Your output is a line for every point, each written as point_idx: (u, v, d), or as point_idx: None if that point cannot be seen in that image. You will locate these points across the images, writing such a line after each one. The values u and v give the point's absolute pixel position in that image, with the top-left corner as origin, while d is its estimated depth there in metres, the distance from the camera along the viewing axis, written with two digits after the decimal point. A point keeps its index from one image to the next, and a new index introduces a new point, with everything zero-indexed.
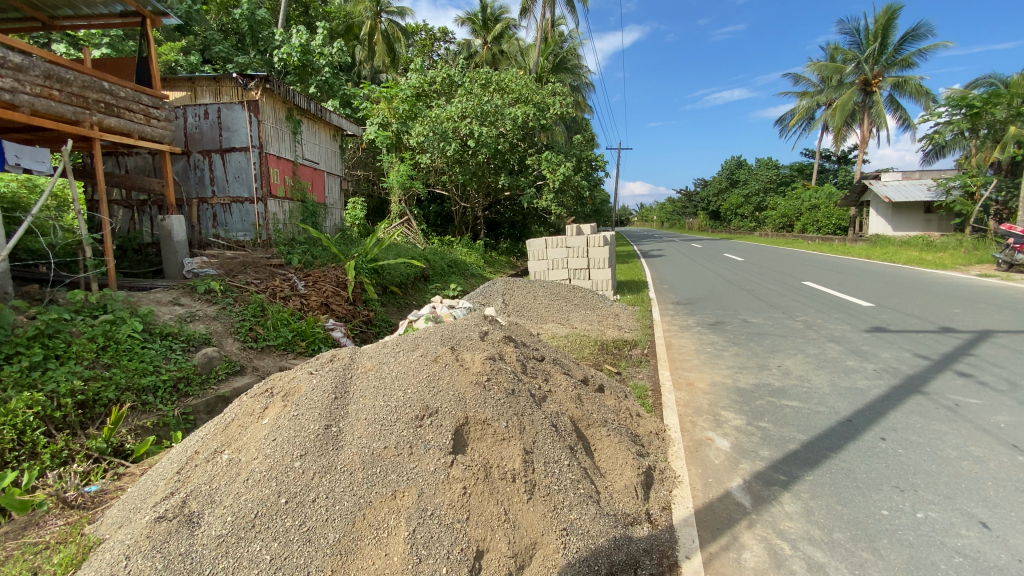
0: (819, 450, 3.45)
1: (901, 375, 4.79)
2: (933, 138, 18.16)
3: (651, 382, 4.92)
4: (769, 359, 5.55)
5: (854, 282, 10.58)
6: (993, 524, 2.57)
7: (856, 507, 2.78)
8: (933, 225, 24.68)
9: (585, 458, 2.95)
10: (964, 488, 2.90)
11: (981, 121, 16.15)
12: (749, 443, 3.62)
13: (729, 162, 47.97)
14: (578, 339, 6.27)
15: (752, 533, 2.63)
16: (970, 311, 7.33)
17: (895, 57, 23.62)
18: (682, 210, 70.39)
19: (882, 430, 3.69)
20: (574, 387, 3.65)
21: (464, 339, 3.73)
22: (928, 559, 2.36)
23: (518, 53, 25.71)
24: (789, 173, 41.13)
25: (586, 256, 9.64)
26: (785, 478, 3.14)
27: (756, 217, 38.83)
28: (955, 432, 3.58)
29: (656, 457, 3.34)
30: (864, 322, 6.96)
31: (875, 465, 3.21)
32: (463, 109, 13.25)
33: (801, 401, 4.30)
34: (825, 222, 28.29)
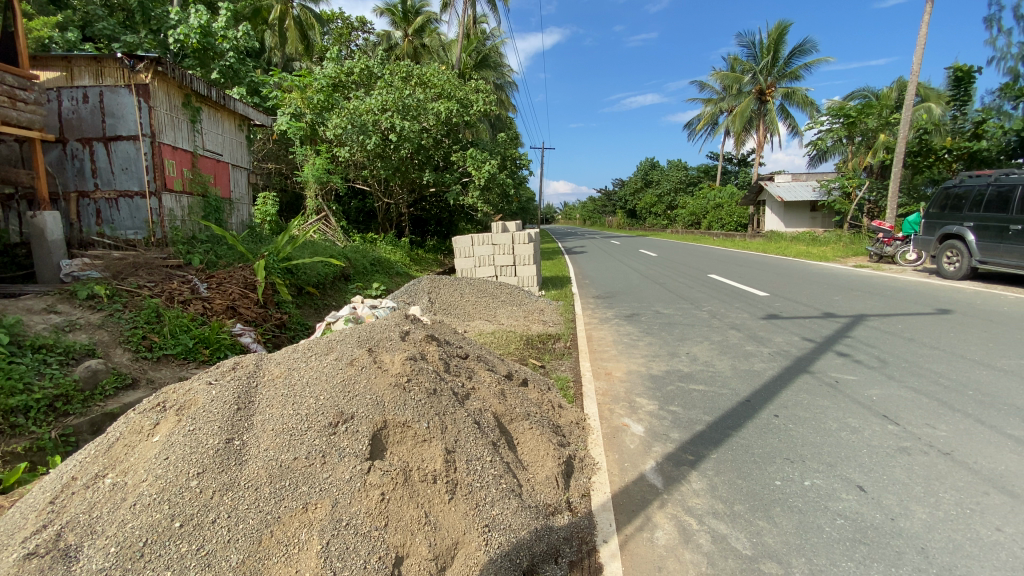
0: (723, 430, 3.72)
1: (791, 357, 5.30)
2: (817, 144, 20.32)
3: (572, 373, 5.06)
4: (679, 347, 5.92)
5: (754, 275, 11.57)
6: (868, 487, 2.91)
7: (754, 480, 3.03)
8: (818, 222, 27.69)
9: (507, 453, 2.95)
10: (843, 456, 3.26)
11: (856, 129, 18.26)
12: (661, 426, 3.83)
13: (644, 163, 50.64)
14: (503, 335, 6.29)
15: (664, 512, 2.78)
16: (849, 298, 8.27)
17: (785, 70, 26.10)
18: (601, 209, 73.35)
19: (775, 407, 4.07)
20: (497, 383, 3.65)
21: (383, 339, 3.60)
22: (815, 523, 2.62)
23: (440, 48, 25.37)
24: (697, 174, 44.19)
25: (512, 253, 9.71)
26: (692, 457, 3.36)
27: (668, 215, 41.32)
28: (836, 406, 4.02)
29: (577, 445, 3.44)
30: (761, 310, 7.65)
31: (769, 440, 3.52)
32: (383, 102, 12.84)
33: (707, 385, 4.64)
34: (728, 220, 30.71)
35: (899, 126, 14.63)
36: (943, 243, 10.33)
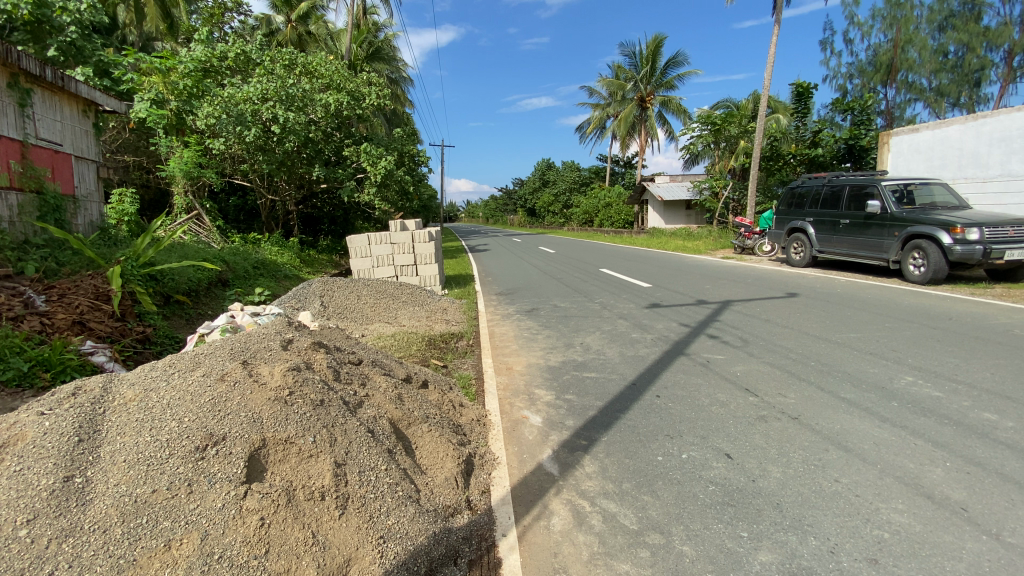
0: (612, 413, 3.96)
1: (671, 342, 5.79)
2: (690, 148, 22.45)
3: (474, 371, 5.07)
4: (575, 338, 6.20)
5: (640, 267, 12.51)
6: (734, 454, 3.27)
7: (640, 458, 3.26)
8: (693, 219, 30.65)
9: (404, 459, 2.86)
10: (714, 428, 3.62)
11: (721, 135, 20.47)
12: (557, 415, 3.98)
13: (541, 162, 52.24)
14: (404, 337, 6.12)
15: (560, 498, 2.88)
16: (719, 285, 9.24)
17: (661, 79, 28.46)
18: (503, 207, 74.63)
19: (657, 389, 4.42)
20: (394, 388, 3.53)
21: (261, 351, 3.32)
22: (691, 492, 2.88)
23: (328, 37, 24.00)
24: (590, 174, 46.67)
25: (412, 252, 9.49)
26: (586, 442, 3.53)
27: (565, 212, 43.15)
28: (708, 383, 4.47)
29: (477, 443, 3.45)
30: (645, 299, 8.28)
31: (652, 419, 3.82)
32: (263, 91, 11.82)
33: (598, 371, 4.92)
34: (616, 217, 32.57)
35: (756, 133, 16.63)
36: (791, 236, 11.92)
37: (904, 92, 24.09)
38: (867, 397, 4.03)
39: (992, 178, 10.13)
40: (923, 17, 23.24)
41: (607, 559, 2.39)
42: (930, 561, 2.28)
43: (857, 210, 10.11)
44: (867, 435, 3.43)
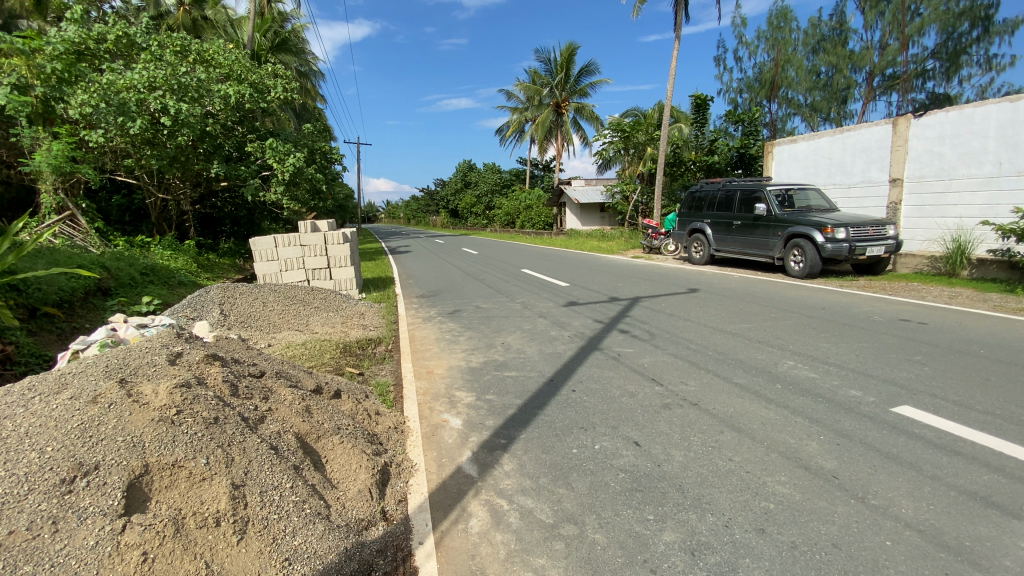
0: (531, 410, 4.04)
1: (587, 338, 6.01)
2: (602, 154, 23.49)
3: (392, 376, 4.93)
4: (495, 338, 6.25)
5: (557, 267, 12.88)
6: (642, 441, 3.46)
7: (556, 452, 3.35)
8: (607, 220, 32.12)
9: (312, 474, 2.71)
10: (624, 418, 3.81)
11: (631, 142, 21.65)
12: (477, 416, 3.98)
13: (462, 163, 52.04)
14: (316, 345, 5.81)
15: (478, 500, 2.89)
16: (631, 283, 9.74)
17: (576, 86, 29.49)
18: (424, 208, 73.45)
19: (574, 383, 4.57)
20: (301, 400, 3.34)
21: (143, 367, 3.00)
22: (603, 481, 3.01)
23: (227, 24, 22.18)
24: (510, 176, 47.25)
25: (325, 254, 9.03)
26: (504, 441, 3.56)
27: (486, 214, 43.33)
28: (621, 376, 4.70)
29: (394, 451, 3.35)
30: (563, 298, 8.53)
31: (568, 413, 3.94)
32: (150, 78, 10.67)
33: (518, 370, 4.99)
34: (536, 219, 32.90)
35: (661, 141, 17.77)
36: (692, 236, 12.87)
37: (785, 106, 26.96)
38: (756, 381, 4.46)
39: (855, 183, 11.53)
40: (799, 40, 26.12)
41: (523, 555, 2.43)
42: (808, 525, 2.56)
43: (747, 213, 11.14)
44: (756, 416, 3.78)
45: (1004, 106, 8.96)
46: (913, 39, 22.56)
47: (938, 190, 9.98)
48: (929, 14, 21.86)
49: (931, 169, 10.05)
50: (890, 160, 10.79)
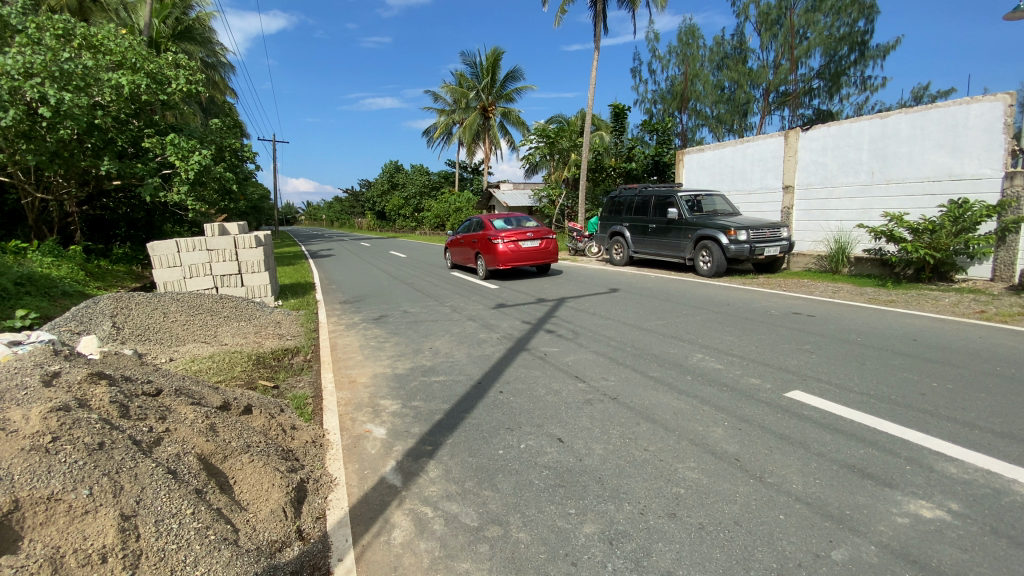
0: (457, 414, 4.02)
1: (514, 339, 6.08)
2: (529, 158, 23.90)
3: (311, 388, 4.69)
4: (423, 343, 6.15)
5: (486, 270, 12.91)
6: (565, 437, 3.57)
7: (481, 455, 3.36)
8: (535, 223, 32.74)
9: (219, 497, 2.53)
10: (549, 416, 3.91)
11: (556, 147, 22.23)
12: (403, 424, 3.90)
13: (388, 164, 50.72)
14: (225, 358, 5.41)
15: (402, 509, 2.83)
16: (556, 285, 10.00)
17: (502, 91, 29.80)
18: (349, 210, 70.78)
19: (501, 385, 4.61)
20: (205, 418, 3.10)
21: (10, 392, 2.64)
22: (528, 479, 3.07)
23: (120, 7, 20.08)
24: (438, 178, 46.72)
25: (235, 259, 8.47)
26: (430, 447, 3.52)
27: (415, 217, 42.57)
28: (546, 375, 4.81)
29: (311, 466, 3.21)
30: (492, 300, 8.58)
31: (495, 414, 3.98)
32: (24, 64, 9.44)
33: (445, 374, 4.94)
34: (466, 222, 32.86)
35: (583, 147, 18.40)
36: (612, 238, 13.45)
37: (695, 117, 28.91)
38: (669, 373, 4.75)
39: (754, 190, 12.64)
40: (706, 56, 28.12)
41: (447, 561, 2.41)
42: (713, 506, 2.77)
43: (661, 216, 11.85)
44: (669, 407, 4.03)
45: (874, 122, 10.14)
46: (802, 60, 25.05)
47: (822, 197, 11.16)
48: (815, 38, 24.36)
49: (817, 177, 11.23)
50: (783, 168, 11.93)
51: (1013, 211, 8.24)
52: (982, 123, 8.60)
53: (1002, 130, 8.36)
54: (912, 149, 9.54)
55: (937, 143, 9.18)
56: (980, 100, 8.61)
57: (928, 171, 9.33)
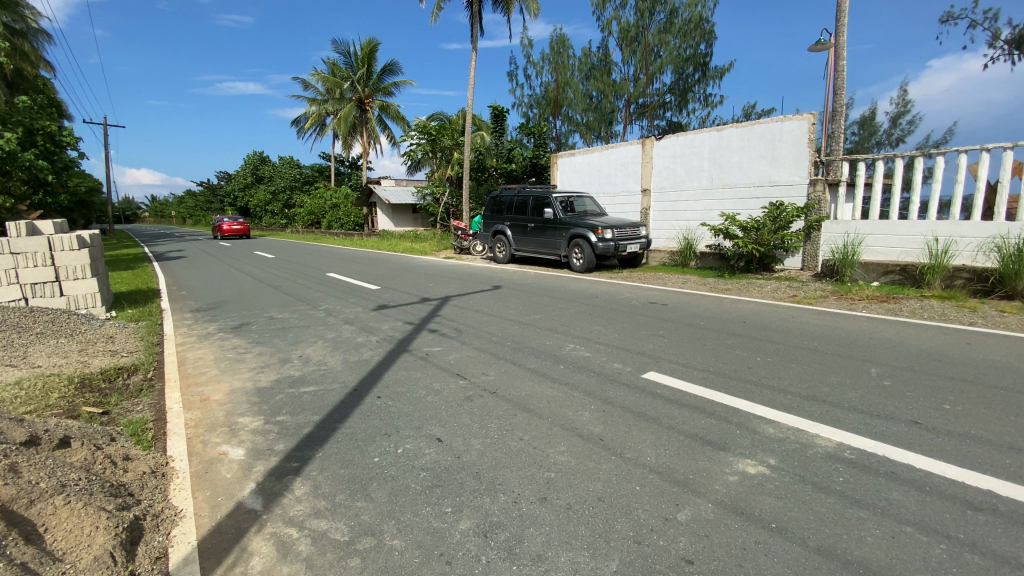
0: (329, 425, 3.81)
1: (394, 341, 5.92)
2: (409, 155, 23.38)
3: (151, 412, 4.11)
4: (292, 351, 5.71)
5: (365, 270, 12.39)
6: (444, 437, 3.57)
7: (355, 465, 3.22)
8: (419, 221, 32.24)
9: (22, 550, 2.11)
10: (428, 416, 3.87)
11: (437, 145, 22.05)
12: (266, 442, 3.58)
13: (252, 155, 46.07)
14: (36, 383, 4.51)
15: (263, 534, 2.60)
16: (439, 284, 9.93)
17: (379, 84, 28.70)
18: (206, 206, 63.08)
19: (378, 390, 4.45)
20: (1, 457, 2.56)
21: None
22: (404, 484, 3.01)
23: None
24: (311, 173, 43.66)
25: (51, 264, 7.10)
26: (297, 463, 3.28)
27: (287, 214, 39.40)
28: (426, 375, 4.76)
29: (149, 501, 2.81)
30: (371, 302, 8.26)
31: (370, 421, 3.83)
32: None
33: (317, 384, 4.64)
34: (344, 219, 31.26)
35: (464, 146, 18.50)
36: (495, 237, 13.75)
37: (567, 123, 30.60)
38: (544, 364, 4.99)
39: (618, 192, 13.80)
40: (576, 66, 29.84)
41: None
42: (580, 486, 2.97)
43: (538, 216, 12.38)
44: (543, 396, 4.23)
45: (713, 135, 11.60)
46: (657, 75, 27.75)
47: (673, 199, 12.52)
48: (667, 57, 27.13)
49: (669, 182, 12.58)
50: (641, 173, 13.16)
51: (815, 212, 10.02)
52: (792, 138, 10.26)
53: (805, 145, 10.07)
54: (742, 158, 11.10)
55: (760, 153, 10.79)
56: (790, 119, 10.24)
57: (754, 177, 10.93)
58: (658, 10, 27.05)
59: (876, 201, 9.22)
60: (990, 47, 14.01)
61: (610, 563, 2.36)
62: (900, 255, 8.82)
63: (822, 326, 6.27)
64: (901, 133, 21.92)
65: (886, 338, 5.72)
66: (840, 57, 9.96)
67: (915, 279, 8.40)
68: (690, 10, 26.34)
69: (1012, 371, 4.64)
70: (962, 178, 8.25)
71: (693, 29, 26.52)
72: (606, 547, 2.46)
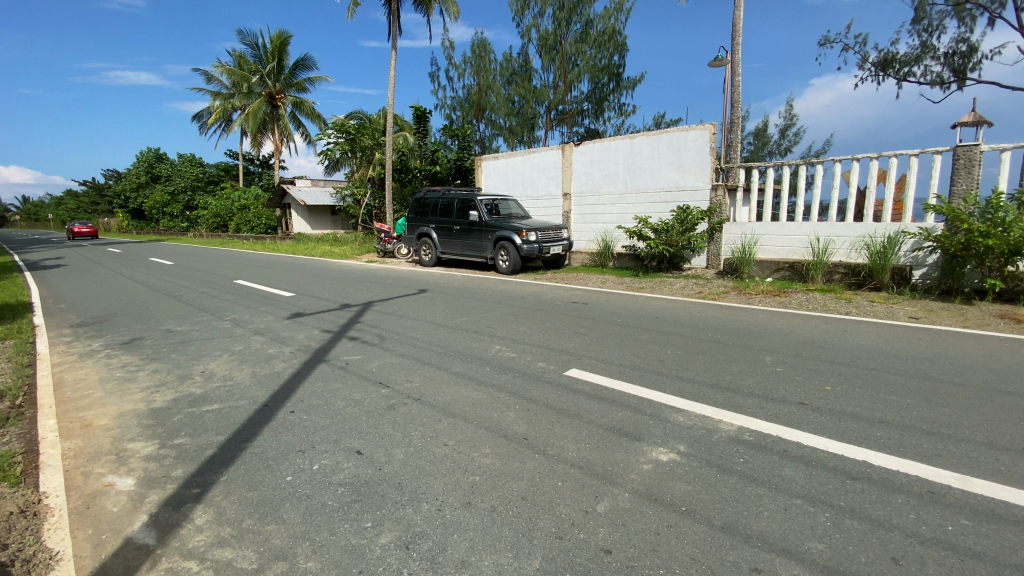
0: (235, 445, 3.53)
1: (311, 351, 5.63)
2: (326, 155, 22.35)
3: (18, 444, 3.59)
4: (193, 366, 5.24)
5: (279, 276, 11.66)
6: (364, 449, 3.44)
7: (264, 487, 3.01)
8: (338, 224, 30.96)
9: None
10: (347, 429, 3.72)
11: (356, 144, 21.26)
12: (160, 468, 3.25)
13: (146, 151, 41.84)
14: None
15: (156, 572, 2.35)
16: (361, 289, 9.58)
17: (291, 79, 27.15)
18: (90, 207, 56.29)
19: (292, 404, 4.21)
20: None
21: None
22: (319, 502, 2.86)
23: None
24: (216, 172, 40.40)
25: None
26: (198, 489, 3.01)
27: (188, 216, 36.18)
28: (345, 386, 4.56)
29: (14, 546, 2.45)
30: (285, 310, 7.79)
31: (283, 438, 3.61)
32: None
33: (222, 402, 4.28)
34: (255, 222, 29.30)
35: (386, 147, 17.99)
36: (419, 239, 13.52)
37: (490, 126, 30.77)
38: (470, 367, 4.98)
39: (541, 196, 14.13)
40: (497, 70, 30.09)
41: None
42: (505, 487, 2.99)
43: (463, 219, 12.34)
44: (469, 399, 4.22)
45: (626, 142, 12.20)
46: (574, 83, 28.72)
47: (592, 202, 13.02)
48: (584, 65, 28.14)
49: (588, 186, 13.05)
50: (562, 177, 13.55)
51: (717, 215, 10.79)
52: (695, 147, 11.02)
53: (707, 153, 10.86)
54: (653, 164, 11.77)
55: (669, 160, 11.49)
56: (694, 128, 11.00)
57: (663, 183, 11.64)
58: (574, 20, 28.04)
59: (769, 205, 10.19)
60: (860, 69, 15.97)
61: (533, 562, 2.39)
62: (789, 254, 9.83)
63: (726, 319, 6.80)
64: (788, 144, 24.32)
65: (779, 328, 6.32)
66: (736, 73, 10.88)
67: (801, 274, 9.42)
68: (604, 22, 27.56)
69: (879, 353, 5.31)
70: (837, 184, 9.31)
71: (607, 40, 27.76)
72: (529, 546, 2.50)
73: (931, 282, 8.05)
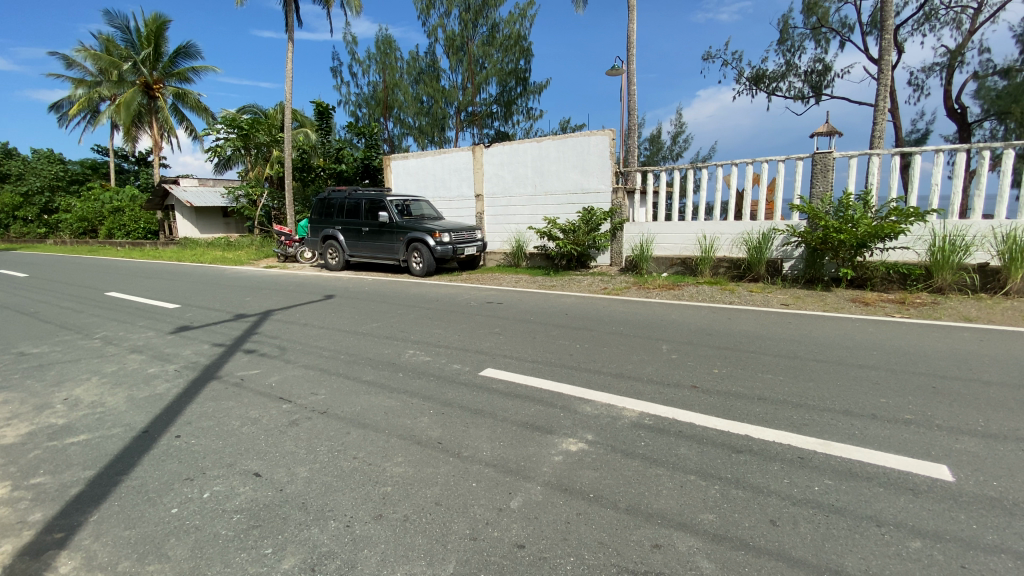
0: (108, 479, 3.13)
1: (200, 368, 5.13)
2: (216, 152, 20.49)
3: None
4: (54, 393, 4.55)
5: (162, 286, 10.49)
6: (262, 470, 3.21)
7: (146, 522, 2.71)
8: (232, 227, 28.50)
9: None
10: (243, 450, 3.45)
11: (251, 141, 19.72)
12: (11, 514, 2.79)
13: None
14: None
15: None
16: (259, 297, 8.90)
17: (171, 67, 24.52)
18: None
19: (177, 427, 3.81)
20: None
21: None
22: (212, 532, 2.62)
23: None
24: (80, 170, 35.41)
25: None
26: (62, 534, 2.63)
27: (46, 221, 31.39)
28: (241, 403, 4.22)
29: None
30: (169, 324, 7.03)
31: (167, 466, 3.26)
32: None
33: (90, 432, 3.77)
34: (132, 226, 26.14)
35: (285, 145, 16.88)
36: (325, 242, 12.86)
37: (398, 126, 30.04)
38: (381, 374, 4.83)
39: (453, 197, 14.09)
40: (403, 69, 29.44)
41: None
42: (418, 495, 2.94)
43: (372, 220, 11.95)
44: (380, 408, 4.09)
45: (533, 145, 12.52)
46: (483, 86, 28.93)
47: (503, 203, 13.21)
48: (491, 68, 28.42)
49: (498, 188, 13.23)
50: (473, 178, 13.59)
51: (618, 216, 11.49)
52: (597, 151, 11.57)
53: (608, 157, 11.46)
54: (559, 167, 12.19)
55: (573, 163, 11.97)
56: (595, 134, 11.56)
57: (569, 185, 12.09)
58: (480, 23, 28.23)
59: (663, 206, 11.01)
60: (737, 83, 17.75)
61: (447, 566, 2.38)
62: (681, 250, 10.64)
63: (629, 313, 7.22)
64: (680, 149, 26.40)
65: (675, 319, 6.84)
66: (631, 82, 11.57)
67: (691, 269, 10.30)
68: (510, 27, 28.02)
69: (759, 337, 5.95)
70: (719, 187, 10.27)
71: (513, 45, 28.23)
72: (443, 551, 2.48)
73: (797, 272, 9.16)
